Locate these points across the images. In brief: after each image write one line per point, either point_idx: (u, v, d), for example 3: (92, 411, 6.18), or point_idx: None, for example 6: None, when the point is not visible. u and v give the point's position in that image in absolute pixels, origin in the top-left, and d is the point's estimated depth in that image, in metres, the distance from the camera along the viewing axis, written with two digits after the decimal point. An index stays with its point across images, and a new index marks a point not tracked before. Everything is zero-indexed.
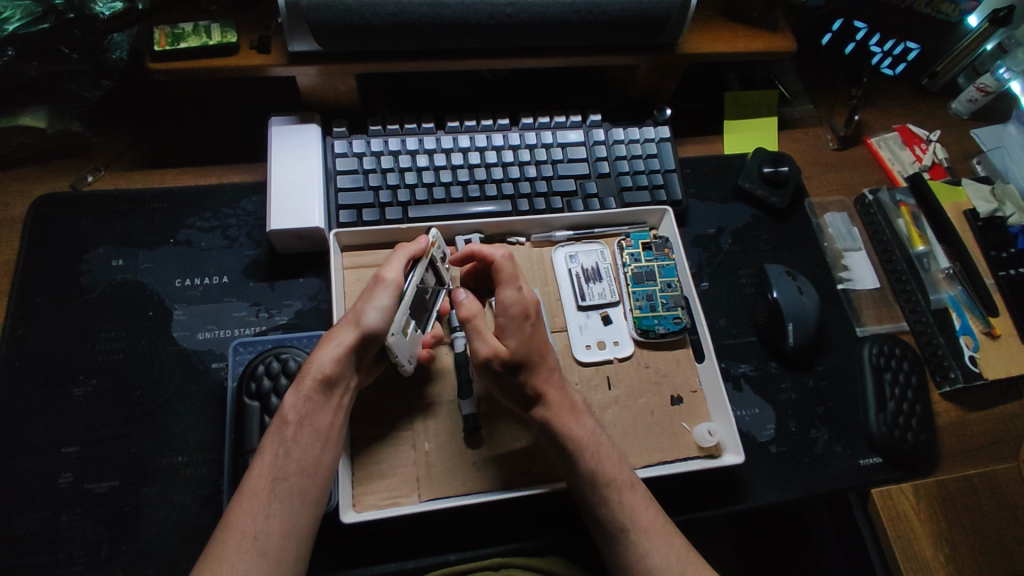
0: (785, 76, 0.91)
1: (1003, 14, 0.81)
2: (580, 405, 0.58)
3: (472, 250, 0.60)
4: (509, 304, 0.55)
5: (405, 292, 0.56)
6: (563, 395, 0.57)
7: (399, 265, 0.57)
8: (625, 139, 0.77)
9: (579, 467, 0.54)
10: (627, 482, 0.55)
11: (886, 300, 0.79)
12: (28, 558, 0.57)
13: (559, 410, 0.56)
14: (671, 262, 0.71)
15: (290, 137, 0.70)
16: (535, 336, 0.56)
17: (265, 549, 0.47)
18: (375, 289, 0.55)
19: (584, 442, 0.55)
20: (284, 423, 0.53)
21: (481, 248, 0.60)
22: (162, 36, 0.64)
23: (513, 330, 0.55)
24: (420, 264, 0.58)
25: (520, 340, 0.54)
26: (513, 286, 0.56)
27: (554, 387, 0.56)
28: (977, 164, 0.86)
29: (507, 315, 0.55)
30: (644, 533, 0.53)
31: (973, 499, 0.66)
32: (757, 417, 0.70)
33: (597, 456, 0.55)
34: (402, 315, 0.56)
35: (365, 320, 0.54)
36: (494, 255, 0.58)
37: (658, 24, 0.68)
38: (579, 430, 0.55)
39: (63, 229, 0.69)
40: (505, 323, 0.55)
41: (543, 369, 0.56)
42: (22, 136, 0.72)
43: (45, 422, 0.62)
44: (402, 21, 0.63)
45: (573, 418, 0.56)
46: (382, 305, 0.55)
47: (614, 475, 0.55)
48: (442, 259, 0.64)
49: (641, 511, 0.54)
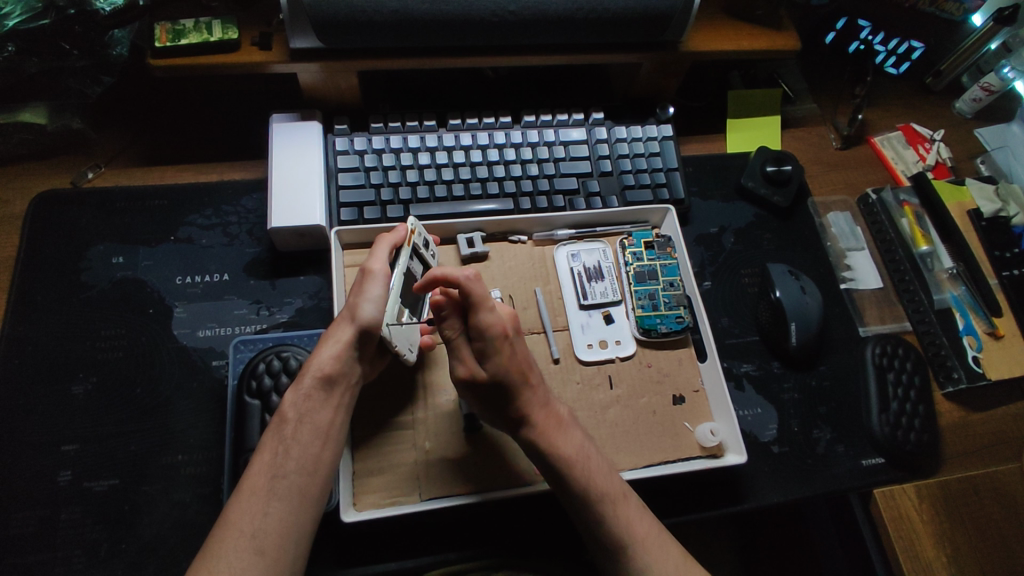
0: (788, 75, 0.90)
1: (1008, 12, 0.81)
2: (566, 417, 0.57)
3: (432, 276, 0.54)
4: (484, 328, 0.53)
5: (395, 281, 0.57)
6: (548, 411, 0.56)
7: (384, 256, 0.57)
8: (628, 137, 0.76)
9: (573, 483, 0.53)
10: (622, 493, 0.54)
11: (890, 300, 0.78)
12: (27, 556, 0.57)
13: (546, 426, 0.55)
14: (674, 261, 0.70)
15: (291, 134, 0.69)
16: (516, 355, 0.54)
17: (263, 547, 0.47)
18: (365, 283, 0.56)
19: (572, 457, 0.54)
20: (283, 421, 0.53)
21: (443, 273, 0.53)
22: (163, 32, 0.64)
23: (491, 354, 0.53)
24: (401, 250, 0.59)
25: (500, 363, 0.53)
26: (489, 306, 0.53)
27: (540, 406, 0.55)
28: (981, 164, 0.86)
29: (484, 340, 0.53)
30: (643, 544, 0.53)
31: (976, 500, 0.65)
32: (759, 416, 0.70)
33: (586, 470, 0.54)
34: (395, 303, 0.57)
35: (361, 314, 0.55)
36: (457, 277, 0.52)
37: (661, 22, 0.68)
38: (568, 446, 0.54)
39: (64, 225, 0.69)
40: (484, 347, 0.53)
41: (528, 388, 0.55)
42: (23, 132, 0.71)
43: (45, 420, 0.61)
44: (404, 18, 0.63)
45: (557, 432, 0.55)
46: (376, 297, 0.55)
47: (604, 488, 0.54)
48: (426, 245, 0.63)
49: (638, 522, 0.54)
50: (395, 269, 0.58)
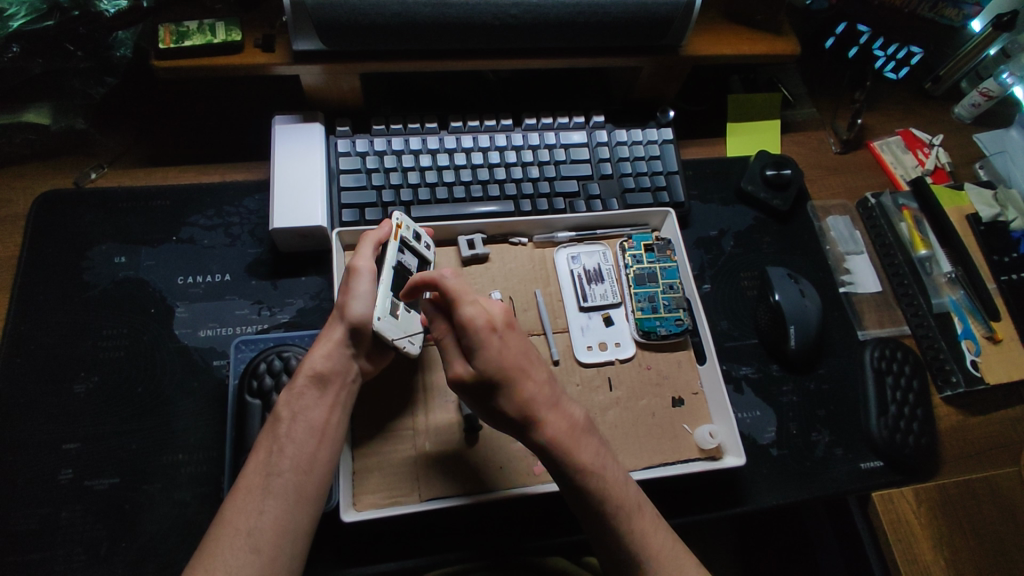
0: (788, 79, 0.91)
1: (1006, 18, 0.81)
2: (581, 423, 0.55)
3: (415, 280, 0.55)
4: (468, 323, 0.52)
5: (384, 276, 0.57)
6: (561, 416, 0.54)
7: (369, 254, 0.58)
8: (628, 140, 0.77)
9: (591, 488, 0.52)
10: (637, 504, 0.54)
11: (888, 303, 0.79)
12: (26, 554, 0.57)
13: (560, 433, 0.53)
14: (674, 264, 0.71)
15: (293, 136, 0.70)
16: (506, 350, 0.53)
17: (259, 545, 0.47)
18: (351, 281, 0.56)
19: (591, 466, 0.53)
20: (277, 420, 0.53)
21: (423, 275, 0.54)
22: (168, 34, 0.64)
23: (478, 350, 0.52)
24: (390, 245, 0.59)
25: (489, 360, 0.52)
26: (469, 299, 0.53)
27: (551, 408, 0.54)
28: (979, 169, 0.86)
29: (468, 336, 0.52)
30: (656, 558, 0.52)
31: (974, 505, 0.66)
32: (758, 419, 0.70)
33: (605, 478, 0.53)
34: (386, 297, 0.57)
35: (349, 312, 0.56)
36: (437, 275, 0.54)
37: (661, 26, 0.69)
38: (587, 455, 0.53)
39: (67, 225, 0.69)
40: (470, 343, 0.52)
41: (525, 385, 0.53)
42: (27, 132, 0.71)
43: (46, 419, 0.62)
44: (407, 21, 0.63)
45: (574, 440, 0.53)
46: (364, 295, 0.56)
47: (622, 499, 0.53)
48: (417, 238, 0.64)
49: (652, 536, 0.53)
50: (382, 265, 0.58)
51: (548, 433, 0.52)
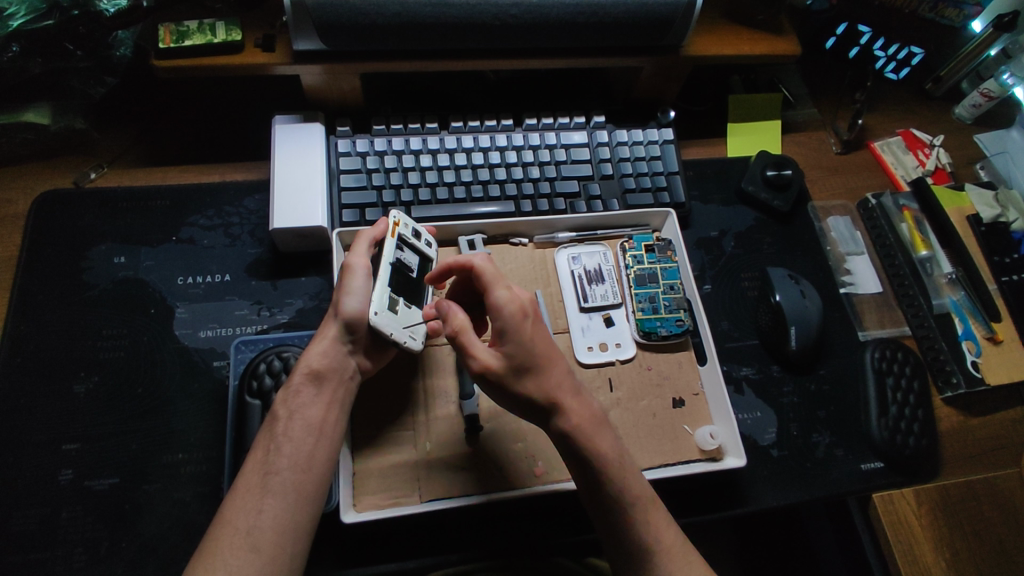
0: (789, 80, 0.91)
1: (1008, 19, 0.80)
2: (600, 414, 0.54)
3: (449, 263, 0.58)
4: (502, 304, 0.52)
5: (380, 271, 0.57)
6: (582, 404, 0.54)
7: (362, 251, 0.58)
8: (629, 140, 0.77)
9: (594, 487, 0.52)
10: (653, 498, 0.54)
11: (889, 304, 0.79)
12: (26, 554, 0.57)
13: (582, 419, 0.53)
14: (674, 265, 0.71)
15: (294, 136, 0.70)
16: (537, 335, 0.53)
17: (258, 544, 0.47)
18: (346, 277, 0.57)
19: (608, 458, 0.52)
20: (275, 419, 0.53)
21: (458, 259, 0.57)
22: (167, 33, 0.64)
23: (511, 331, 0.52)
24: (385, 241, 0.59)
25: (522, 344, 0.52)
26: (503, 285, 0.54)
27: (571, 396, 0.53)
28: (980, 169, 0.86)
29: (503, 318, 0.52)
30: (668, 553, 0.52)
31: (975, 506, 0.65)
32: (758, 420, 0.70)
33: (614, 476, 0.52)
34: (383, 292, 0.56)
35: (343, 308, 0.56)
36: (472, 260, 0.56)
37: (662, 26, 0.68)
38: (601, 448, 0.52)
39: (67, 225, 0.69)
40: (502, 326, 0.52)
41: (549, 376, 0.53)
42: (26, 132, 0.71)
43: (46, 419, 0.61)
44: (407, 20, 0.63)
45: (595, 430, 0.53)
46: (359, 290, 0.56)
47: (638, 493, 0.53)
48: (418, 235, 0.62)
49: (663, 531, 0.53)
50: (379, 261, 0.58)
51: (572, 418, 0.52)
